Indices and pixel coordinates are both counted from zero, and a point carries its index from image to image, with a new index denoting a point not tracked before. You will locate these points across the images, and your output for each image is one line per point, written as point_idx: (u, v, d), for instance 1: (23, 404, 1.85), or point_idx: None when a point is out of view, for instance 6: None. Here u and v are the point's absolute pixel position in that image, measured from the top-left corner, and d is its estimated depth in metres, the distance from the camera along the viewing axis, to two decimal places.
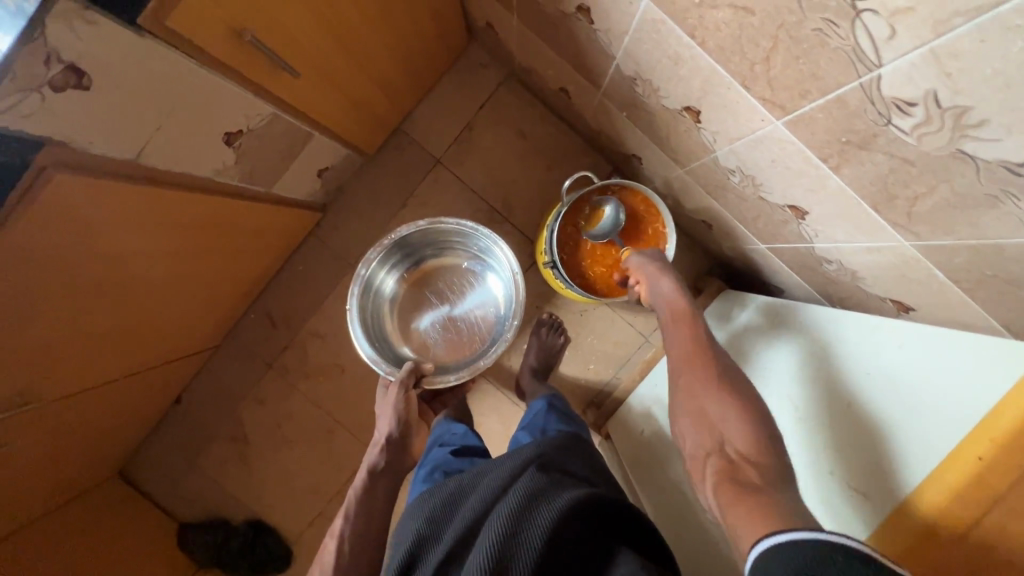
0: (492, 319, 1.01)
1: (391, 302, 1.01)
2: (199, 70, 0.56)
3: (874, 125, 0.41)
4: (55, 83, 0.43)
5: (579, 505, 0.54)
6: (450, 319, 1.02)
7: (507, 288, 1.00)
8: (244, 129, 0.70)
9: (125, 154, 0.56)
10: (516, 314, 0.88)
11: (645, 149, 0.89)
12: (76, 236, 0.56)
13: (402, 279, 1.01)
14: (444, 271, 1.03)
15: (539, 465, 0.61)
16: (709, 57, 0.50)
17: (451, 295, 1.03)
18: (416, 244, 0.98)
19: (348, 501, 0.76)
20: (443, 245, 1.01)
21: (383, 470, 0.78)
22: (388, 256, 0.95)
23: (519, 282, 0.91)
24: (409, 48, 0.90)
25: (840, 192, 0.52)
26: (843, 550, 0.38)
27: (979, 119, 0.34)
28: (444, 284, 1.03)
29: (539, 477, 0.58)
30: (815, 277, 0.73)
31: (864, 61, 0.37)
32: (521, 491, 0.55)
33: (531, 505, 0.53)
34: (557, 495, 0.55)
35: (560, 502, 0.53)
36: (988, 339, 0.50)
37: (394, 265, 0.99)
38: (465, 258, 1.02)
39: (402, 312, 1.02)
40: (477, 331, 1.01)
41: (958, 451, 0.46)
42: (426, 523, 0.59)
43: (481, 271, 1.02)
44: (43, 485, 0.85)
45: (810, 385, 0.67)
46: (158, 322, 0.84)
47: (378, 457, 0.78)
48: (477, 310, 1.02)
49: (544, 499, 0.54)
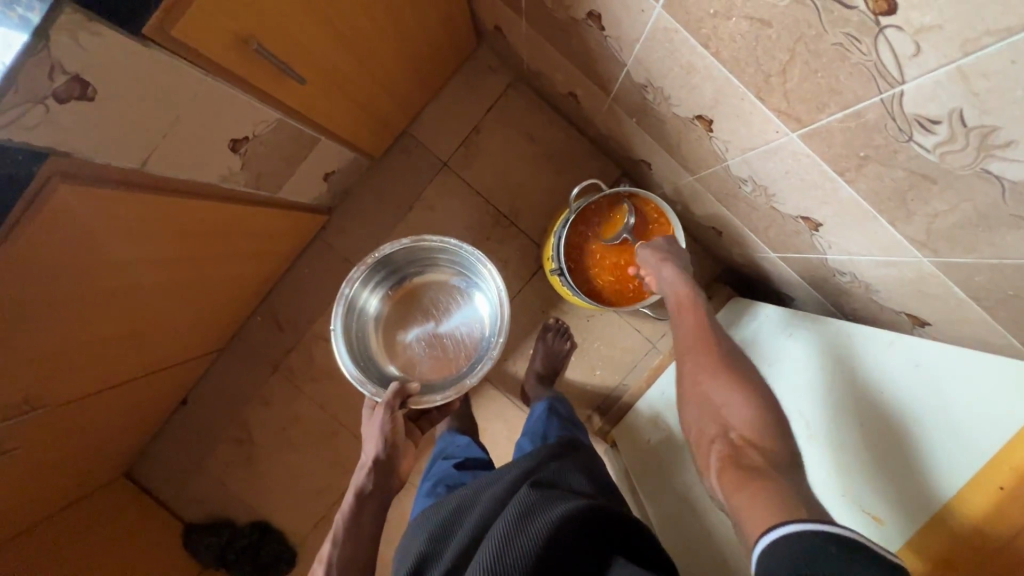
0: (477, 336, 1.01)
1: (376, 320, 1.00)
2: (205, 78, 0.56)
3: (895, 140, 0.40)
4: (60, 94, 0.43)
5: (572, 516, 0.52)
6: (435, 337, 1.01)
7: (491, 306, 0.99)
8: (250, 135, 0.69)
9: (130, 163, 0.55)
10: (500, 333, 0.87)
11: (655, 155, 0.88)
12: (79, 246, 0.55)
13: (387, 297, 1.01)
14: (427, 289, 1.02)
15: (534, 478, 0.60)
16: (723, 68, 0.49)
17: (436, 313, 1.02)
18: (400, 261, 0.97)
19: (336, 525, 0.72)
20: (427, 262, 1.00)
21: (371, 492, 0.73)
22: (371, 275, 0.94)
23: (504, 300, 0.90)
24: (417, 51, 0.89)
25: (855, 206, 0.50)
26: (836, 541, 0.39)
27: (1007, 140, 0.32)
28: (428, 302, 1.02)
29: (531, 491, 0.57)
30: (826, 287, 0.72)
31: (886, 77, 0.36)
32: (514, 507, 0.54)
33: (525, 520, 0.52)
34: (548, 507, 0.54)
35: (549, 515, 0.52)
36: (1008, 361, 0.49)
37: (378, 283, 0.98)
38: (450, 275, 1.02)
39: (387, 329, 1.01)
40: (462, 349, 1.00)
41: (981, 478, 0.47)
42: (430, 541, 0.59)
43: (465, 287, 1.02)
44: (50, 487, 0.86)
45: (822, 402, 0.66)
46: (162, 326, 0.83)
47: (366, 480, 0.74)
48: (462, 328, 1.01)
49: (537, 512, 0.53)
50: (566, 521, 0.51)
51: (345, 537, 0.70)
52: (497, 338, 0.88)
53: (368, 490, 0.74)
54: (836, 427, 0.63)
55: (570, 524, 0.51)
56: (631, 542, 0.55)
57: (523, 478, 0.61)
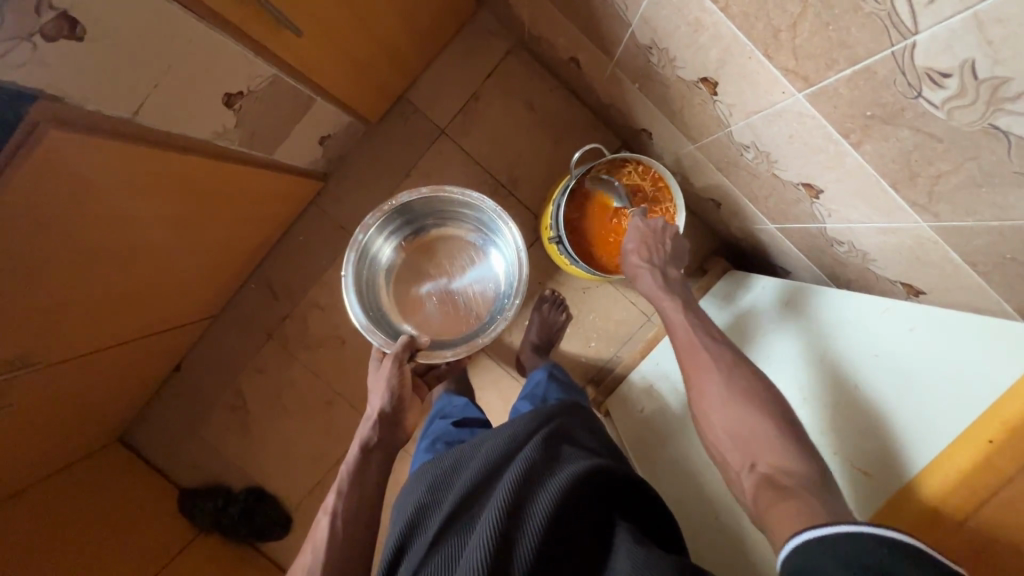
0: (491, 295, 1.01)
1: (388, 271, 1.00)
2: (199, 25, 0.54)
3: (903, 97, 0.39)
4: (48, 32, 0.42)
5: (582, 477, 0.54)
6: (447, 292, 1.02)
7: (509, 266, 0.99)
8: (245, 91, 0.68)
9: (120, 113, 0.54)
10: (517, 294, 0.88)
11: (655, 123, 0.87)
12: (73, 196, 0.54)
13: (399, 247, 1.00)
14: (442, 243, 1.02)
15: (542, 434, 0.62)
16: (732, 24, 0.48)
17: (449, 269, 1.02)
18: (417, 212, 0.97)
19: (341, 476, 0.72)
20: (442, 215, 0.99)
21: (377, 444, 0.74)
22: (385, 223, 0.94)
23: (523, 260, 0.89)
24: (417, 10, 0.87)
25: (858, 170, 0.50)
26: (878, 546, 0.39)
27: (1017, 92, 0.32)
28: (442, 256, 1.02)
29: (539, 449, 0.58)
30: (823, 259, 0.72)
31: (899, 27, 0.35)
32: (522, 462, 0.56)
33: (532, 478, 0.54)
34: (557, 469, 0.55)
35: (562, 477, 0.53)
36: (990, 320, 0.51)
37: (392, 232, 0.97)
38: (466, 232, 1.01)
39: (399, 281, 1.01)
40: (475, 305, 1.01)
41: (968, 434, 0.45)
42: (427, 493, 0.60)
43: (481, 245, 1.02)
44: (44, 448, 0.86)
45: (817, 365, 0.66)
46: (158, 286, 0.82)
47: (371, 433, 0.75)
48: (475, 287, 1.02)
49: (548, 472, 0.54)
50: (579, 479, 0.53)
51: (350, 487, 0.70)
52: (514, 297, 0.88)
53: (373, 443, 0.75)
54: (820, 393, 0.63)
55: (584, 484, 0.53)
56: (631, 500, 0.58)
57: (526, 433, 0.62)
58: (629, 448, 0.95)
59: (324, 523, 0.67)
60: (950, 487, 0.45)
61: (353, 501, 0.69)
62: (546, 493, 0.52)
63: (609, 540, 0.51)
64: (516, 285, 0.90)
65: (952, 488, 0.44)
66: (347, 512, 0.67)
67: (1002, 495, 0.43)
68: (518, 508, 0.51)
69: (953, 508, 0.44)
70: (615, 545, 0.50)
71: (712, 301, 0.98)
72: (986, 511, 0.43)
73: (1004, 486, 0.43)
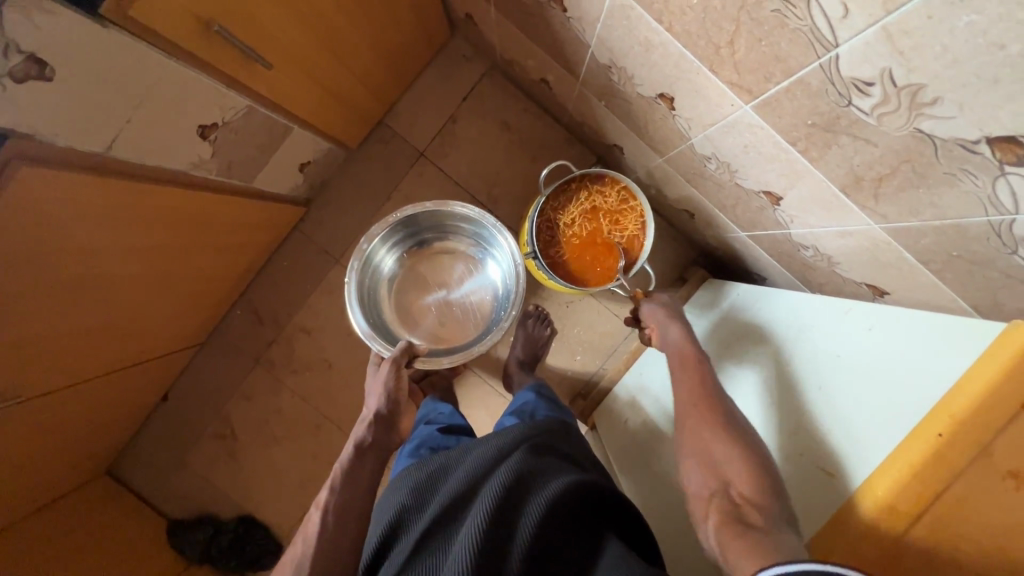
0: (488, 305, 1.02)
1: (389, 282, 1.01)
2: (168, 62, 0.56)
3: (836, 106, 0.41)
4: (16, 73, 0.44)
5: (567, 496, 0.54)
6: (446, 304, 1.03)
7: (506, 278, 1.00)
8: (220, 122, 0.70)
9: (94, 147, 0.56)
10: (512, 306, 0.89)
11: (625, 139, 0.89)
12: (47, 231, 0.55)
13: (402, 259, 1.01)
14: (444, 254, 1.03)
15: (530, 445, 0.62)
16: (678, 44, 0.50)
17: (450, 280, 1.03)
18: (421, 224, 0.98)
19: (334, 474, 0.68)
20: (445, 229, 1.01)
21: (371, 445, 0.72)
22: (389, 235, 0.95)
23: (522, 273, 0.91)
24: (389, 38, 0.90)
25: (810, 177, 0.52)
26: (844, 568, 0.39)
27: (933, 97, 0.34)
28: (442, 268, 1.03)
29: (528, 461, 0.58)
30: (793, 264, 0.74)
31: (822, 41, 0.37)
32: (510, 472, 0.56)
33: (521, 493, 0.54)
34: (545, 483, 0.55)
35: (550, 492, 0.54)
36: (945, 315, 0.51)
37: (395, 244, 0.99)
38: (467, 244, 1.02)
39: (401, 291, 1.02)
40: (472, 316, 1.03)
41: (920, 426, 0.46)
42: (409, 498, 0.61)
43: (480, 257, 1.03)
44: (28, 485, 0.85)
45: (788, 364, 0.65)
46: (138, 316, 0.83)
47: (365, 433, 0.73)
48: (474, 296, 1.03)
49: (535, 485, 0.55)
50: (566, 495, 0.54)
51: (342, 485, 0.66)
52: (511, 308, 0.89)
53: (367, 443, 0.72)
54: (786, 391, 0.63)
55: (569, 499, 0.54)
56: (618, 513, 0.58)
57: (515, 445, 0.62)
58: (613, 461, 0.95)
59: (314, 518, 0.63)
60: (905, 482, 0.44)
61: (347, 498, 0.65)
62: (529, 507, 0.53)
63: (594, 558, 0.51)
64: (512, 298, 0.92)
65: (908, 483, 0.44)
66: (339, 507, 0.64)
67: (956, 487, 0.44)
68: (500, 518, 0.51)
69: (910, 501, 0.44)
70: (600, 560, 0.51)
71: (692, 309, 0.98)
72: (941, 502, 0.44)
73: (957, 478, 0.44)
